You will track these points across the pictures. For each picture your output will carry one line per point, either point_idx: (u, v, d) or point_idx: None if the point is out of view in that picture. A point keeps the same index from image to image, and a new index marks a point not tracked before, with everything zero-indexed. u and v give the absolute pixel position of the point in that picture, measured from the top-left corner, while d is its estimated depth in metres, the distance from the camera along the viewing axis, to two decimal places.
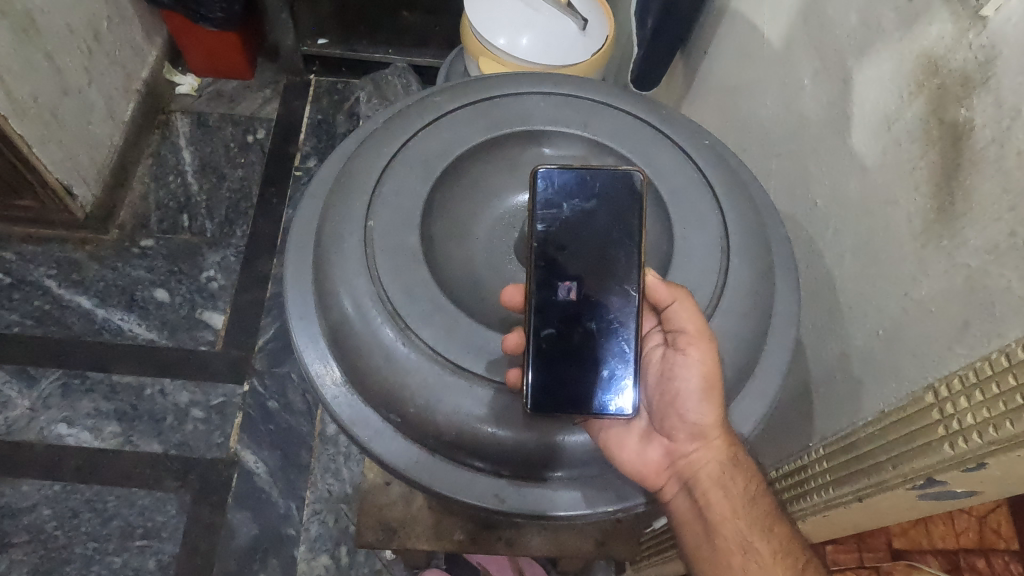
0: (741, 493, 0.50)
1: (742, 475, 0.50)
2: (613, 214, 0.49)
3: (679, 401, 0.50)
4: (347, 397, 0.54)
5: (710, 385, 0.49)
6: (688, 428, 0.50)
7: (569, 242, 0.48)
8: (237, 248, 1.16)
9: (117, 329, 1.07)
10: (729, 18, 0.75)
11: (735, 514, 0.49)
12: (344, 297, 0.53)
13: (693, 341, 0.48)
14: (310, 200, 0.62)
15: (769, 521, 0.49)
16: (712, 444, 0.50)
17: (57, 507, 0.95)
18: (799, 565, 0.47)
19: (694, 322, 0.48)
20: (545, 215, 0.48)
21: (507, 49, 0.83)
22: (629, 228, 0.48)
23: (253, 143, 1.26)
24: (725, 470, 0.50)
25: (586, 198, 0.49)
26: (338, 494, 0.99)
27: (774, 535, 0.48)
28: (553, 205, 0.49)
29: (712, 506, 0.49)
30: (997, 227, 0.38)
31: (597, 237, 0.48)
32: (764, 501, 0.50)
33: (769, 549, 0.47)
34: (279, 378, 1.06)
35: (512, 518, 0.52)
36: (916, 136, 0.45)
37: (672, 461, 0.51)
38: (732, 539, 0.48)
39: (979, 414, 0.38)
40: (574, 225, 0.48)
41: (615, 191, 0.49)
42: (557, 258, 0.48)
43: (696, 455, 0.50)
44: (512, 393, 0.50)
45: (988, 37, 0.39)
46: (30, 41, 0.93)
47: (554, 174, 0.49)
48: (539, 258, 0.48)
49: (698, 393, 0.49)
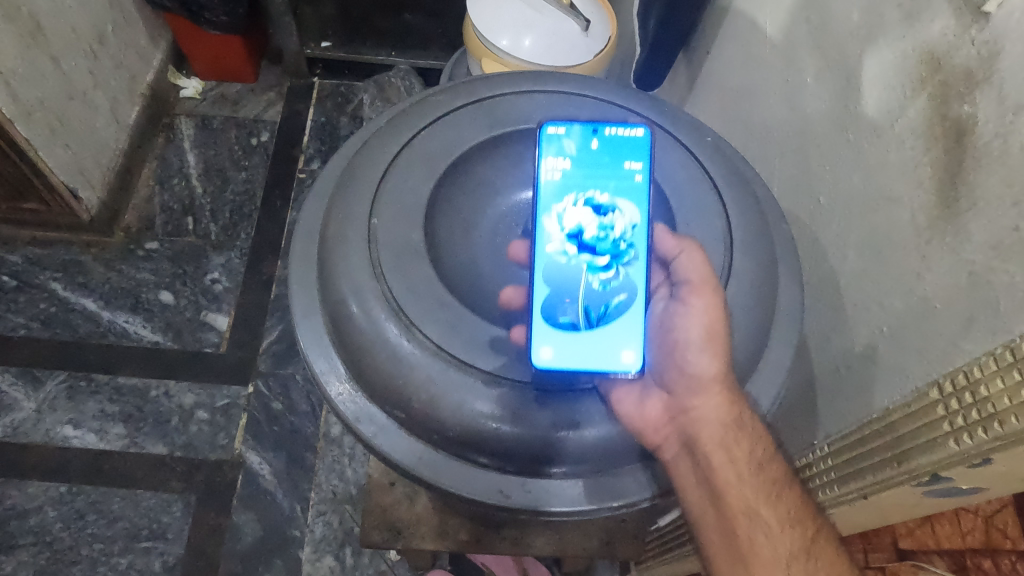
0: (745, 459, 0.49)
1: (747, 440, 0.50)
2: (620, 167, 0.52)
3: (680, 351, 0.51)
4: (351, 394, 0.55)
5: (712, 335, 0.50)
6: (688, 381, 0.51)
7: (574, 194, 0.51)
8: (241, 250, 1.17)
9: (122, 331, 1.08)
10: (730, 18, 0.75)
11: (741, 481, 0.49)
12: (347, 295, 0.53)
13: (696, 289, 0.50)
14: (314, 199, 0.62)
15: (775, 488, 0.49)
16: (714, 400, 0.50)
17: (63, 509, 0.95)
18: (807, 533, 0.47)
19: (698, 273, 0.50)
20: (555, 168, 0.52)
21: (509, 51, 0.83)
22: (636, 180, 0.51)
23: (258, 145, 1.27)
24: (728, 432, 0.50)
25: (592, 150, 0.52)
26: (342, 495, 0.99)
27: (781, 502, 0.48)
28: (559, 159, 0.52)
29: (717, 472, 0.49)
30: (1000, 223, 0.38)
31: (604, 189, 0.52)
32: (771, 467, 0.49)
33: (778, 519, 0.47)
34: (283, 379, 1.06)
35: (513, 513, 0.52)
36: (918, 133, 0.45)
37: (675, 415, 0.52)
38: (739, 506, 0.48)
39: (984, 410, 0.38)
40: (580, 179, 0.52)
41: (622, 144, 0.52)
42: (566, 212, 0.51)
43: (698, 410, 0.50)
44: (519, 388, 0.50)
45: (990, 33, 0.39)
46: (36, 43, 0.93)
47: (561, 128, 0.52)
48: (544, 212, 0.51)
49: (699, 343, 0.50)
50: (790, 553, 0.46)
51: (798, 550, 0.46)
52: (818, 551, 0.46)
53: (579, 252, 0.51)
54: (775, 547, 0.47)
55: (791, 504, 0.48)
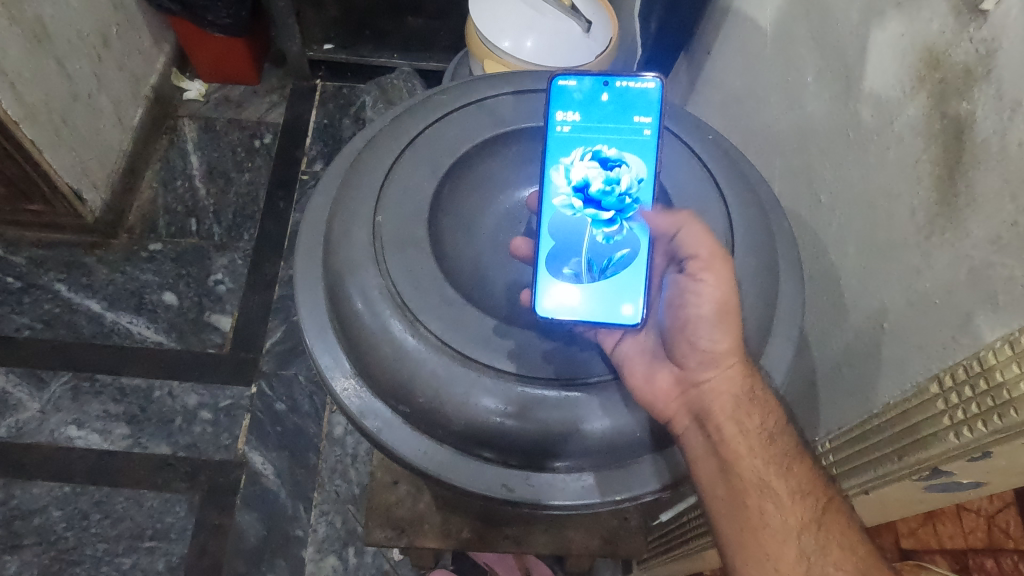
0: (757, 430, 0.49)
1: (759, 410, 0.50)
2: (629, 121, 0.53)
3: (689, 328, 0.51)
4: (356, 390, 0.55)
5: (725, 309, 0.50)
6: (699, 355, 0.51)
7: (583, 148, 0.53)
8: (244, 251, 1.17)
9: (126, 332, 1.08)
10: (732, 18, 0.75)
11: (752, 452, 0.48)
12: (353, 291, 0.54)
13: (706, 267, 0.50)
14: (319, 198, 0.62)
15: (786, 460, 0.48)
16: (727, 373, 0.51)
17: (67, 509, 0.96)
18: (820, 504, 0.47)
19: (705, 246, 0.50)
20: (564, 119, 0.53)
21: (510, 51, 0.84)
22: (644, 134, 0.52)
23: (261, 147, 1.28)
24: (740, 403, 0.50)
25: (601, 104, 0.53)
26: (345, 495, 0.99)
27: (792, 474, 0.48)
28: (568, 112, 0.53)
29: (728, 443, 0.49)
30: (998, 218, 0.39)
31: (611, 143, 0.53)
32: (782, 440, 0.49)
33: (788, 490, 0.47)
34: (286, 380, 1.07)
35: (517, 507, 0.53)
36: (917, 130, 0.45)
37: (684, 389, 0.52)
38: (750, 479, 0.48)
39: (984, 404, 0.38)
40: (589, 131, 0.53)
41: (633, 96, 0.52)
42: (573, 164, 0.53)
43: (711, 383, 0.51)
44: (525, 382, 0.50)
45: (988, 31, 0.39)
46: (41, 46, 0.94)
47: (571, 81, 0.53)
48: (552, 164, 0.53)
49: (711, 319, 0.50)
50: (801, 525, 0.46)
51: (809, 521, 0.46)
52: (829, 522, 0.46)
53: (584, 206, 0.53)
54: (786, 518, 0.46)
55: (802, 477, 0.48)
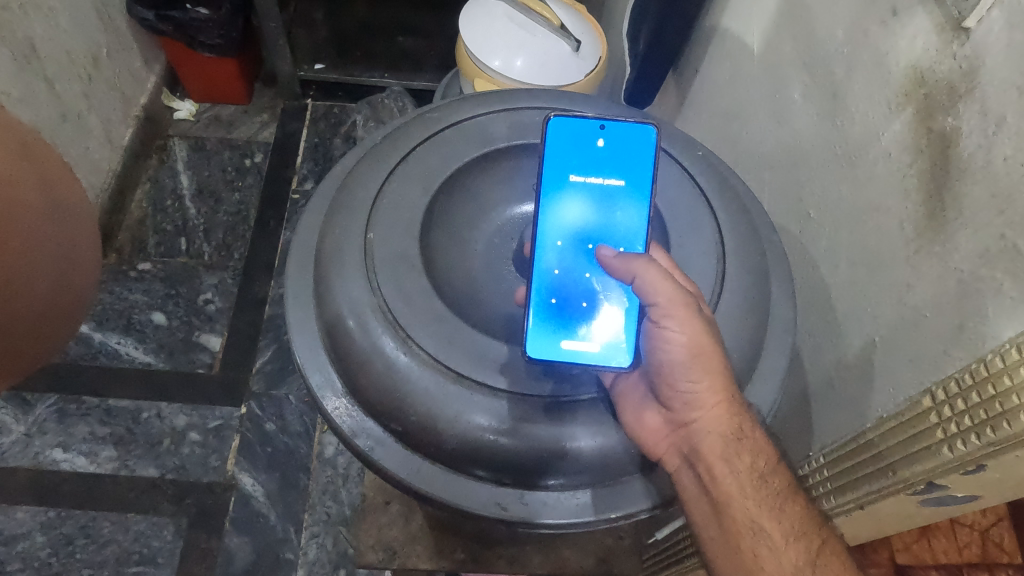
0: (748, 470, 0.48)
1: (749, 451, 0.48)
2: (624, 166, 0.52)
3: (667, 371, 0.49)
4: (348, 408, 0.54)
5: (698, 353, 0.47)
6: (682, 398, 0.49)
7: (579, 192, 0.52)
8: (233, 270, 1.17)
9: (113, 353, 1.07)
10: (718, 37, 0.76)
11: (744, 494, 0.47)
12: (344, 309, 0.54)
13: (665, 317, 0.47)
14: (309, 216, 0.62)
15: (780, 501, 0.48)
16: (714, 414, 0.48)
17: (51, 534, 0.94)
18: (814, 546, 0.47)
19: (664, 292, 0.47)
20: (563, 160, 0.52)
21: (501, 71, 0.85)
22: (639, 182, 0.52)
23: (251, 166, 1.28)
24: (729, 444, 0.48)
25: (598, 149, 0.52)
26: (336, 517, 0.98)
27: (785, 515, 0.47)
28: (564, 153, 0.52)
29: (719, 484, 0.48)
30: (987, 232, 0.39)
31: (608, 188, 0.52)
32: (775, 479, 0.48)
33: (781, 532, 0.47)
34: (276, 400, 1.05)
35: (510, 526, 0.52)
36: (904, 145, 0.46)
37: (677, 427, 0.50)
38: (742, 519, 0.47)
39: (977, 416, 0.38)
40: (586, 176, 0.52)
41: (631, 143, 0.52)
42: (572, 209, 0.52)
43: (699, 424, 0.49)
44: (518, 402, 0.50)
45: (971, 48, 0.40)
46: (30, 66, 0.94)
47: (568, 123, 0.52)
48: (549, 208, 0.52)
49: (684, 362, 0.47)
50: (794, 567, 0.46)
51: (803, 563, 0.46)
52: (825, 563, 0.46)
53: (581, 251, 0.52)
54: (780, 563, 0.46)
55: (795, 518, 0.47)
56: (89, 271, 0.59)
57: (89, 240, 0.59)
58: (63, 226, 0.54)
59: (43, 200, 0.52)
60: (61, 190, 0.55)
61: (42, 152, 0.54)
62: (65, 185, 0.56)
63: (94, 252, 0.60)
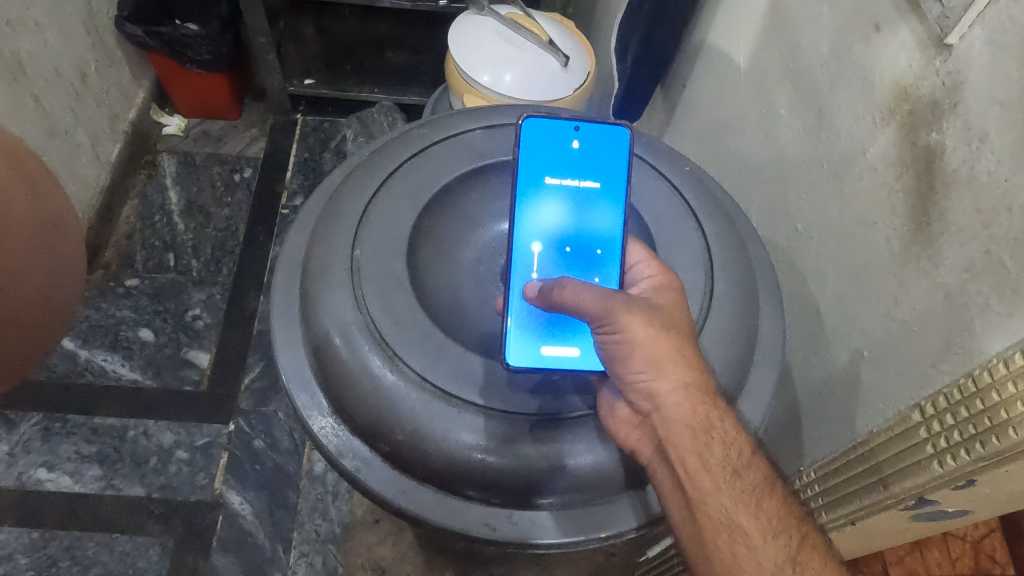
0: (720, 465, 0.46)
1: (720, 443, 0.46)
2: (599, 168, 0.52)
3: (618, 366, 0.47)
4: (334, 428, 0.54)
5: (646, 344, 0.46)
6: (639, 390, 0.47)
7: (554, 194, 0.52)
8: (223, 286, 1.16)
9: (100, 370, 1.06)
10: (705, 52, 0.77)
11: (719, 490, 0.45)
12: (329, 325, 0.53)
13: (610, 321, 0.46)
14: (295, 233, 0.61)
15: (756, 497, 0.46)
16: (677, 401, 0.46)
17: (34, 556, 0.92)
18: (792, 542, 0.45)
19: (594, 303, 0.46)
20: (540, 161, 0.52)
21: (490, 86, 0.85)
22: (614, 185, 0.53)
23: (240, 181, 1.27)
24: (696, 435, 0.46)
25: (574, 150, 0.52)
26: (325, 534, 0.94)
27: (762, 511, 0.46)
28: (540, 154, 0.52)
29: (693, 481, 0.46)
30: (973, 246, 0.39)
31: (585, 190, 0.52)
32: (749, 475, 0.46)
33: (758, 530, 0.45)
34: (265, 417, 1.04)
35: (502, 547, 0.51)
36: (889, 160, 0.46)
37: (643, 418, 0.48)
38: (717, 516, 0.45)
39: (966, 431, 0.38)
40: (560, 178, 0.52)
41: (608, 145, 0.52)
42: (553, 212, 0.52)
43: (663, 412, 0.47)
44: (506, 420, 0.50)
45: (953, 64, 0.40)
46: (18, 82, 0.93)
47: (542, 124, 0.52)
48: (525, 210, 0.52)
49: (637, 354, 0.46)
50: (774, 565, 0.44)
51: (783, 561, 0.44)
52: (805, 561, 0.45)
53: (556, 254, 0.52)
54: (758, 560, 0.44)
55: (772, 513, 0.46)
56: (74, 285, 0.59)
57: (75, 255, 0.59)
58: (49, 236, 0.54)
59: (32, 209, 0.52)
60: (50, 201, 0.55)
61: (29, 163, 0.54)
62: (52, 197, 0.56)
63: (78, 264, 0.60)
